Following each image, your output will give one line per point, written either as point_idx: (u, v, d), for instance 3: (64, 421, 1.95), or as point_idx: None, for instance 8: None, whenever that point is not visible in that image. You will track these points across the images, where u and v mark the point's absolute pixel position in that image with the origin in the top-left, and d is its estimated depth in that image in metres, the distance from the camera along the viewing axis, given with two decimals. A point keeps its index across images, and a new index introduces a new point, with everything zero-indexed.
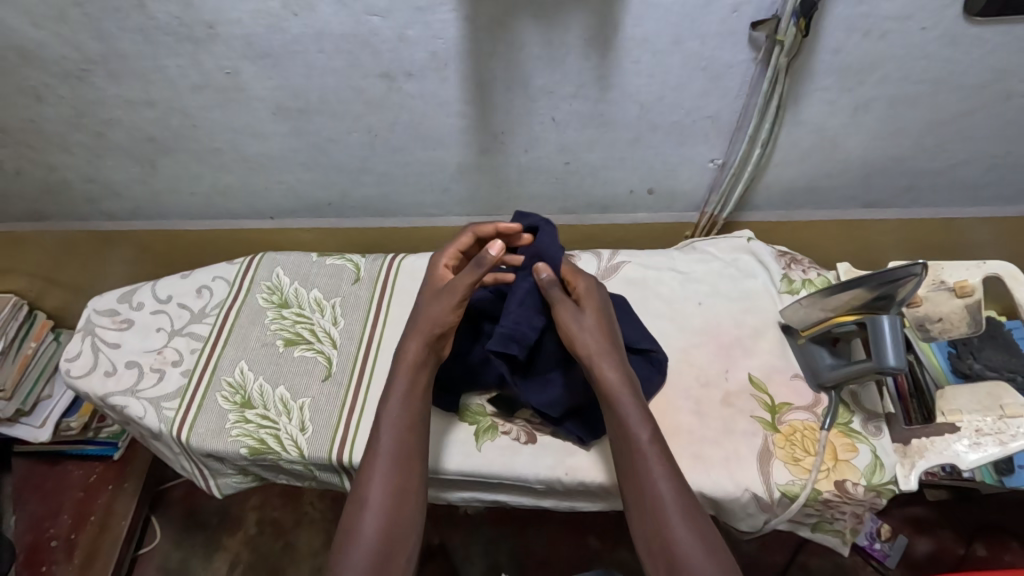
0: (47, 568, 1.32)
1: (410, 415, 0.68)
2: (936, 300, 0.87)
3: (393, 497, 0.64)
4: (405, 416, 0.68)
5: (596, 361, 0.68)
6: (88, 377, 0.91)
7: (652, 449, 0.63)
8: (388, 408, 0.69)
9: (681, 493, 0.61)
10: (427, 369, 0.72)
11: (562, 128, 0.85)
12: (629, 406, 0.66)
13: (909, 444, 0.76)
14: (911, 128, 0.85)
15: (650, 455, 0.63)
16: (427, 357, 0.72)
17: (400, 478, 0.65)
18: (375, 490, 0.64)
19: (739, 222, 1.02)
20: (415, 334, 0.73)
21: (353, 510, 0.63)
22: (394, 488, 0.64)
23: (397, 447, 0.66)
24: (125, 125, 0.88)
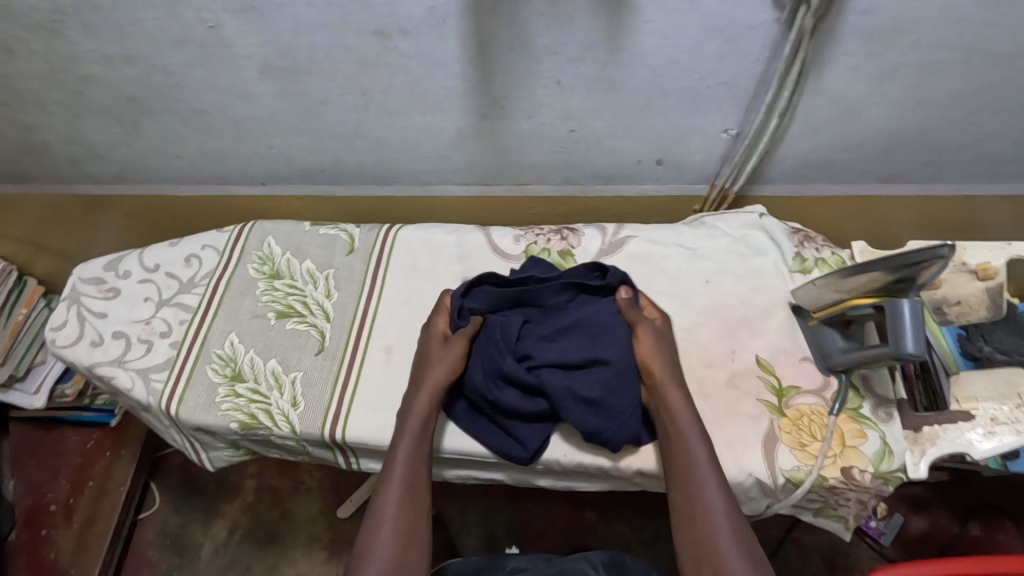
0: (47, 531, 1.33)
1: (420, 451, 0.71)
2: (955, 282, 0.84)
3: (401, 537, 0.66)
4: (418, 450, 0.71)
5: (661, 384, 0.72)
6: (74, 347, 0.88)
7: (705, 469, 0.66)
8: (405, 438, 0.71)
9: (731, 512, 0.64)
10: (435, 414, 0.74)
11: (568, 92, 0.80)
12: (691, 431, 0.68)
13: (919, 431, 0.73)
14: (939, 98, 0.79)
15: (704, 472, 0.66)
16: (434, 404, 0.74)
17: (409, 513, 0.67)
18: (389, 516, 0.66)
19: (749, 197, 0.98)
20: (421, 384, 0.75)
21: (371, 528, 0.66)
22: (407, 520, 0.67)
23: (406, 479, 0.69)
24: (104, 82, 0.83)
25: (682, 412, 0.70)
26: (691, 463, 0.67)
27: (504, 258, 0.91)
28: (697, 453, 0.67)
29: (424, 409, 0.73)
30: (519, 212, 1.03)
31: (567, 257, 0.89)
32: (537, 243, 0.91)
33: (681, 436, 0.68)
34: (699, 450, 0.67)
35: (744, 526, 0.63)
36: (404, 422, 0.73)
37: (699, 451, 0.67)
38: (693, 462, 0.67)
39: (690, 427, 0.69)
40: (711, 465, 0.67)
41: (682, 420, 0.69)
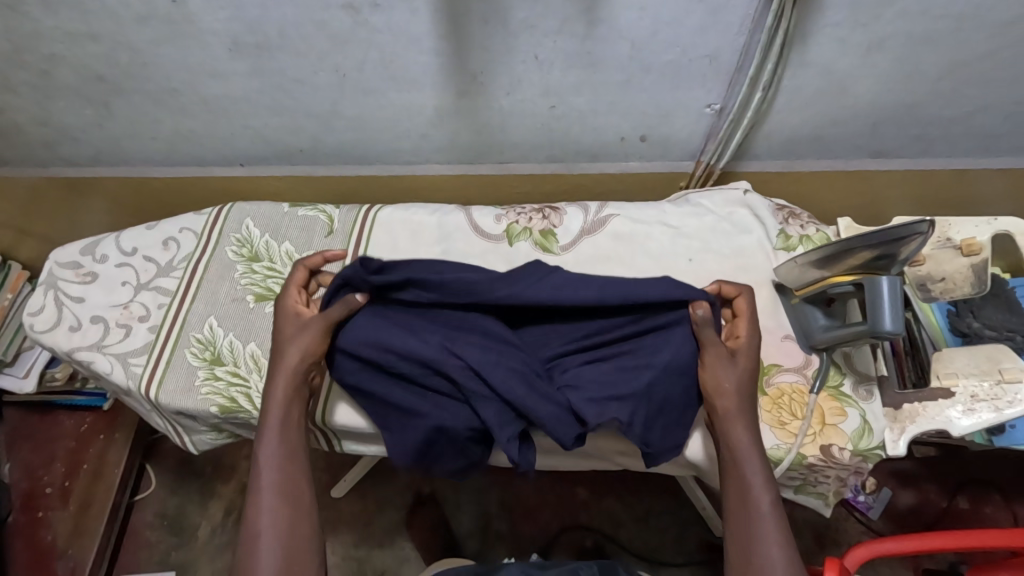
0: (44, 514, 1.33)
1: (289, 440, 0.69)
2: (940, 259, 0.84)
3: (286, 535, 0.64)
4: (285, 443, 0.69)
5: (715, 367, 0.68)
6: (53, 332, 0.87)
7: (771, 521, 0.61)
8: (267, 433, 0.69)
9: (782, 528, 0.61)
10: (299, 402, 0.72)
11: (546, 67, 0.78)
12: (754, 471, 0.64)
13: (900, 409, 0.73)
14: (926, 70, 0.77)
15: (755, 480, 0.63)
16: (298, 389, 0.72)
17: (292, 511, 0.65)
18: (263, 524, 0.64)
19: (736, 173, 0.96)
20: (280, 372, 0.72)
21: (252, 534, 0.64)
22: (286, 519, 0.65)
23: (282, 469, 0.67)
24: (71, 61, 0.81)
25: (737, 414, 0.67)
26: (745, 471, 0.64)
27: (486, 238, 0.89)
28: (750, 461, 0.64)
29: (276, 403, 0.70)
30: (502, 191, 1.02)
31: (549, 236, 0.88)
32: (519, 222, 0.89)
33: (736, 445, 0.65)
34: (767, 500, 0.62)
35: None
36: (268, 408, 0.70)
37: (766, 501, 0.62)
38: (756, 509, 0.62)
39: (756, 474, 0.64)
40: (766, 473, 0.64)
41: (745, 466, 0.64)
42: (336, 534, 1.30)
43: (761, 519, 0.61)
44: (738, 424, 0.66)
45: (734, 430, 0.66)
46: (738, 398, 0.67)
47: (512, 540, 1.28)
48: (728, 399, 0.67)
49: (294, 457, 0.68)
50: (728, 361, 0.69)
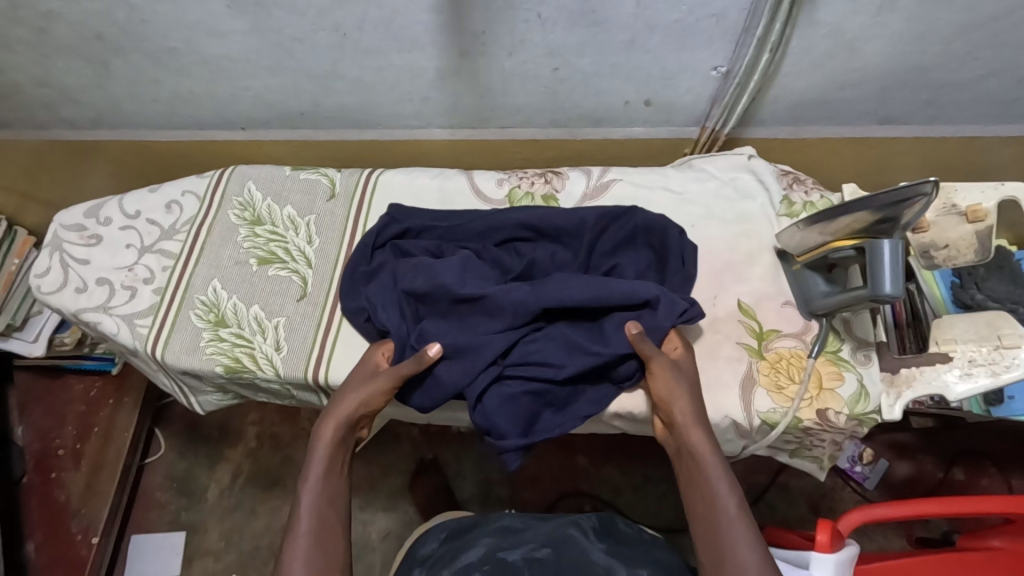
0: (57, 475, 1.37)
1: (330, 486, 0.69)
2: (943, 226, 0.83)
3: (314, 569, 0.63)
4: (323, 493, 0.68)
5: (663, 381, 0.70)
6: (59, 293, 0.88)
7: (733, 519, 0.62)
8: (307, 482, 0.68)
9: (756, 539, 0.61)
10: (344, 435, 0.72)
11: (549, 27, 0.76)
12: (717, 478, 0.64)
13: (897, 373, 0.73)
14: (938, 30, 0.76)
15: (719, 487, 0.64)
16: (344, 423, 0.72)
17: (324, 551, 0.64)
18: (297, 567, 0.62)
19: (741, 139, 0.95)
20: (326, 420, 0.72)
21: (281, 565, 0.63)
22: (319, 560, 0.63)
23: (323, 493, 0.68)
24: (67, 18, 0.80)
25: (698, 431, 0.67)
26: (711, 489, 0.64)
27: (487, 202, 0.89)
28: (716, 479, 0.64)
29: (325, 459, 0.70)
30: (505, 156, 1.01)
31: (551, 201, 0.88)
32: (521, 186, 0.89)
33: (701, 462, 0.66)
34: (728, 498, 0.63)
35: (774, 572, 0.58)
36: (308, 464, 0.70)
37: (729, 501, 0.63)
38: (719, 509, 0.63)
39: (717, 477, 0.64)
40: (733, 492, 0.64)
41: (707, 465, 0.65)
42: None
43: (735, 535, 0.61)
44: (692, 427, 0.68)
45: (692, 451, 0.67)
46: (685, 406, 0.68)
47: (513, 504, 1.31)
48: (677, 403, 0.69)
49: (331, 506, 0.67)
50: (675, 368, 0.71)
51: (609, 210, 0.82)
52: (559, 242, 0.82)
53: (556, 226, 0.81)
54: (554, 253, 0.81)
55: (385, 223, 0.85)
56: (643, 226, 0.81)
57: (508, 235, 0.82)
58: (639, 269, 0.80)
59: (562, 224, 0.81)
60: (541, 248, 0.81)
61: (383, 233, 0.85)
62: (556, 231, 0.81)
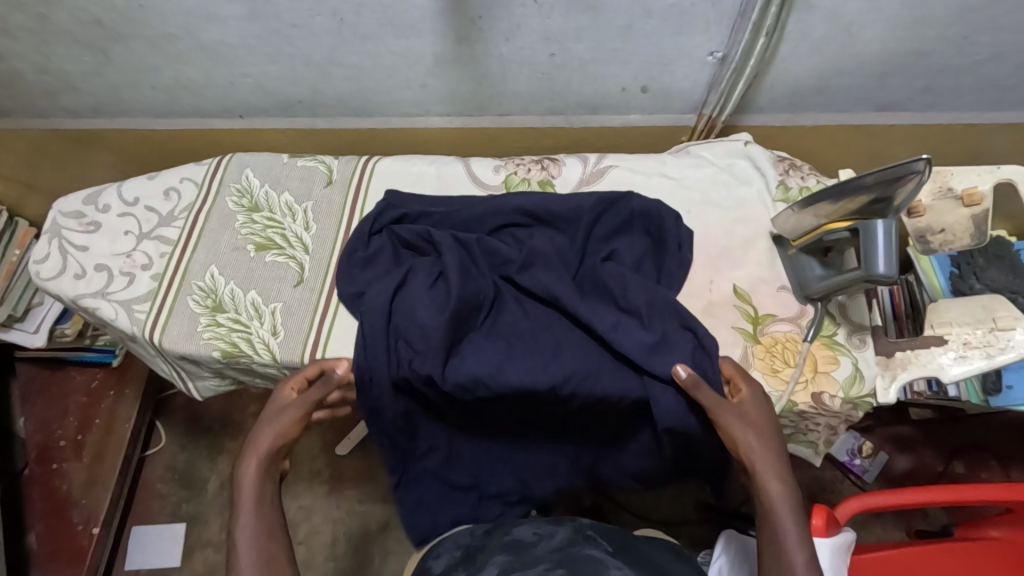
0: (58, 465, 1.38)
1: (266, 518, 0.62)
2: (940, 210, 0.84)
3: None
4: (258, 530, 0.60)
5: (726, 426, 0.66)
6: (58, 279, 0.89)
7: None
8: (240, 522, 0.61)
9: None
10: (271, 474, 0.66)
11: (546, 11, 0.76)
12: (792, 538, 0.58)
13: (891, 357, 0.73)
14: (935, 14, 0.75)
15: (795, 548, 0.58)
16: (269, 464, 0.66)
17: None
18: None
19: (738, 127, 0.95)
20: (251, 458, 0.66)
21: None
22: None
23: (259, 534, 0.60)
24: (66, 4, 0.80)
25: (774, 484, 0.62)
26: (785, 549, 0.58)
27: (484, 188, 0.89)
28: (791, 539, 0.58)
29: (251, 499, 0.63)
30: (503, 144, 1.02)
31: (547, 186, 0.88)
32: (518, 172, 0.89)
33: (775, 515, 0.60)
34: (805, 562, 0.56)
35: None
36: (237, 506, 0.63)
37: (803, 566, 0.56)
38: (791, 571, 0.57)
39: (791, 535, 0.59)
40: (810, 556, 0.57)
41: (782, 517, 0.60)
42: (341, 488, 1.34)
43: None
44: (767, 474, 0.63)
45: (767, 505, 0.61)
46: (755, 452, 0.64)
47: None
48: (755, 450, 0.64)
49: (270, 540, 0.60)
50: (742, 414, 0.67)
51: (606, 195, 0.82)
52: (557, 228, 0.82)
53: (553, 211, 0.81)
54: (552, 240, 0.81)
55: (382, 210, 0.86)
56: (639, 212, 0.81)
57: (506, 222, 0.82)
58: (637, 252, 0.80)
59: (558, 211, 0.81)
60: (537, 234, 0.82)
61: (380, 218, 0.85)
62: (553, 218, 0.81)
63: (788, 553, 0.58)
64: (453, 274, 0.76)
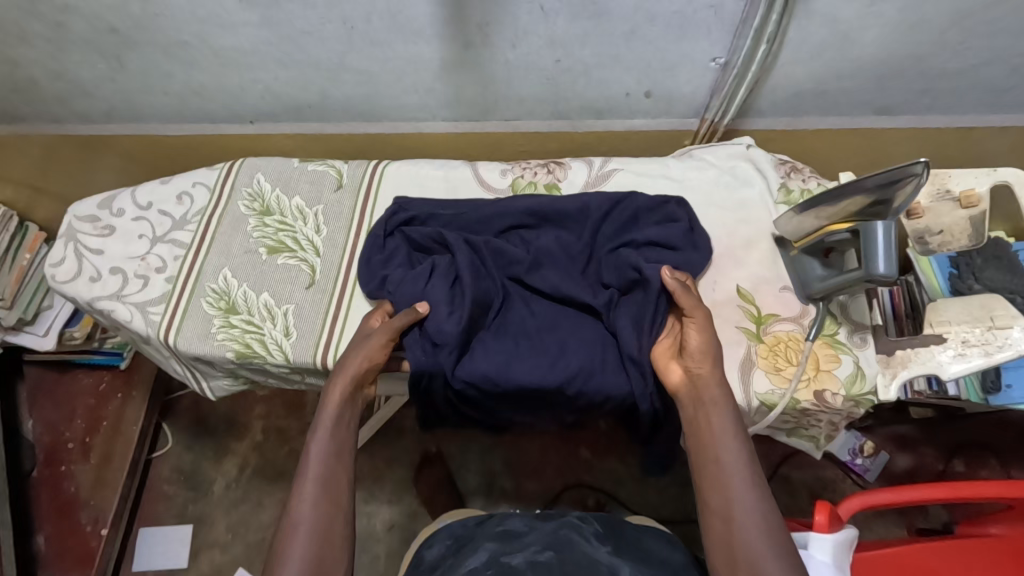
0: (67, 467, 1.39)
1: (337, 441, 0.70)
2: (939, 211, 0.89)
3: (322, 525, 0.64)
4: (328, 454, 0.68)
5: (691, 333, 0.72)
6: (74, 282, 0.90)
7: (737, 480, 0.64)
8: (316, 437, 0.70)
9: (764, 510, 0.62)
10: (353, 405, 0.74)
11: (552, 18, 0.78)
12: (730, 439, 0.66)
13: (892, 355, 0.75)
14: (932, 20, 0.77)
15: (731, 449, 0.65)
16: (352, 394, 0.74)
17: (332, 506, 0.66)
18: (306, 518, 0.64)
19: (740, 130, 0.97)
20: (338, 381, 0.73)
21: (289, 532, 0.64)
22: (324, 508, 0.65)
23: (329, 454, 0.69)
24: (83, 13, 0.82)
25: (718, 392, 0.69)
26: (717, 450, 0.66)
27: (491, 192, 0.91)
28: (728, 439, 0.66)
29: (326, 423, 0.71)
30: (508, 148, 1.04)
31: (553, 189, 0.90)
32: (524, 176, 0.91)
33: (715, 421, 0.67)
34: (735, 452, 0.65)
35: (774, 522, 0.62)
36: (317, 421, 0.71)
37: (734, 453, 0.65)
38: (722, 467, 0.65)
39: (729, 439, 0.66)
40: (745, 457, 0.65)
41: (722, 423, 0.67)
42: None
43: (736, 498, 0.63)
44: (713, 382, 0.69)
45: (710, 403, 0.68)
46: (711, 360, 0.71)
47: (516, 497, 1.32)
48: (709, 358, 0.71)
49: (339, 465, 0.68)
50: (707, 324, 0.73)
51: (611, 196, 0.83)
52: (564, 228, 0.84)
53: (559, 212, 0.83)
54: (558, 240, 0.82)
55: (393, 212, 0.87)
56: (644, 210, 0.83)
57: (514, 222, 0.84)
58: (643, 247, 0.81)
59: (564, 211, 0.83)
60: (543, 234, 0.83)
61: (391, 218, 0.87)
62: (559, 218, 0.83)
63: (723, 452, 0.65)
64: (466, 275, 0.78)
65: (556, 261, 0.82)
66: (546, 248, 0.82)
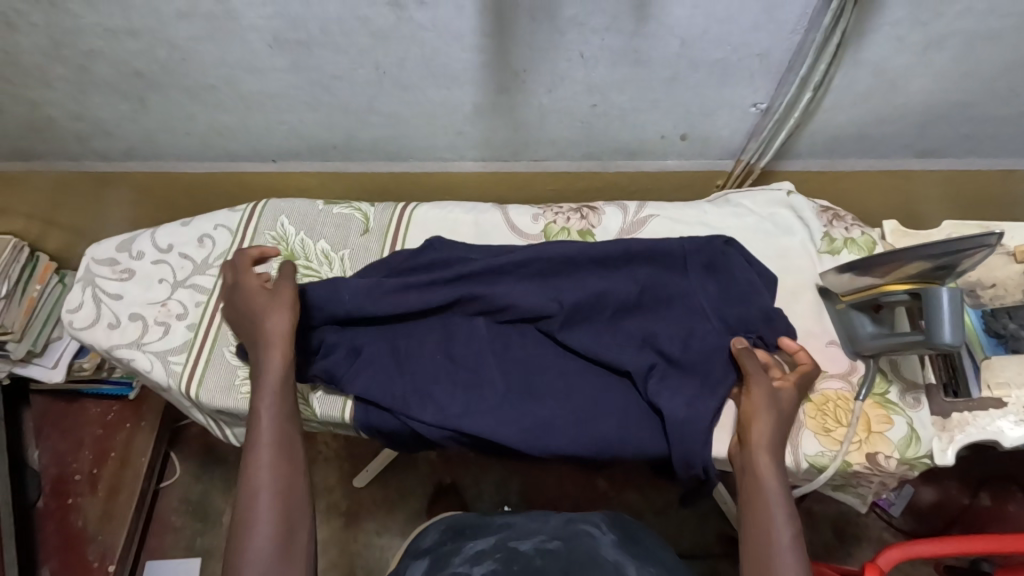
0: (74, 500, 1.36)
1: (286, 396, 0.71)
2: (991, 265, 0.83)
3: (285, 494, 0.65)
4: (280, 403, 0.70)
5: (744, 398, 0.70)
6: (92, 329, 0.88)
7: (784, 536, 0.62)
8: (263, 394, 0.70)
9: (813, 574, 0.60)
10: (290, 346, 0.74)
11: (591, 65, 0.76)
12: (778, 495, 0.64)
13: (948, 418, 0.73)
14: (983, 70, 0.75)
15: (778, 507, 0.63)
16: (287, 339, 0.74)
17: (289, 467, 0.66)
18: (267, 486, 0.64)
19: (776, 173, 0.95)
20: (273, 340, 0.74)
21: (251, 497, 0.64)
22: (284, 472, 0.66)
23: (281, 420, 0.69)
24: (108, 57, 0.80)
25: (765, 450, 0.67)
26: (764, 506, 0.64)
27: (523, 237, 0.89)
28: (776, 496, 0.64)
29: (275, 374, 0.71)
30: (535, 188, 1.01)
31: (587, 236, 0.88)
32: (557, 222, 0.89)
33: (765, 481, 0.65)
34: (782, 508, 0.63)
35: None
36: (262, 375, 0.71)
37: (781, 509, 0.63)
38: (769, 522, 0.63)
39: (776, 494, 0.64)
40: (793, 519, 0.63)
41: (769, 481, 0.65)
42: (358, 522, 1.30)
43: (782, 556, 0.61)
44: (763, 437, 0.68)
45: (759, 452, 0.67)
46: (765, 419, 0.68)
47: None
48: (760, 414, 0.69)
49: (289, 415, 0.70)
50: (769, 395, 0.70)
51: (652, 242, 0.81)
52: (603, 271, 0.81)
53: (600, 255, 0.80)
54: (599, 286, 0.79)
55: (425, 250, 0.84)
56: (692, 252, 0.80)
57: (551, 267, 0.81)
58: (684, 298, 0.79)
59: (603, 256, 0.81)
60: (583, 280, 0.80)
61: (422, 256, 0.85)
62: (597, 262, 0.81)
63: (768, 510, 0.63)
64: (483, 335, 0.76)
65: (594, 309, 0.78)
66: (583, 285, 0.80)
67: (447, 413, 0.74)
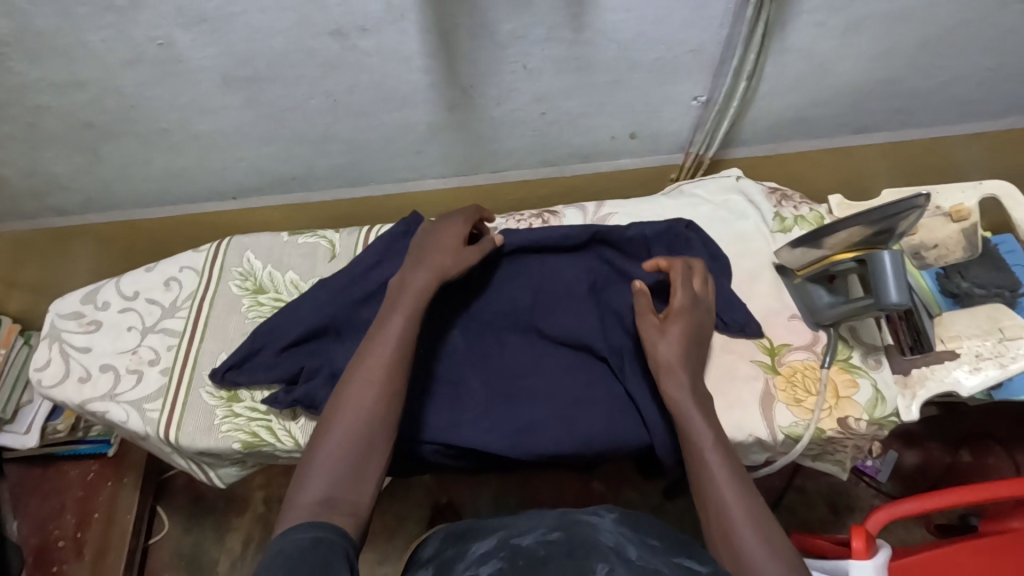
0: (59, 568, 1.31)
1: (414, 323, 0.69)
2: (931, 227, 0.88)
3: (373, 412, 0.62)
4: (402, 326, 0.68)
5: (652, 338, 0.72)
6: (62, 385, 0.86)
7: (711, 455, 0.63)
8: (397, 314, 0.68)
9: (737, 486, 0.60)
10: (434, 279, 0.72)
11: (536, 75, 0.79)
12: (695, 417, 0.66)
13: (909, 374, 0.76)
14: (902, 47, 0.80)
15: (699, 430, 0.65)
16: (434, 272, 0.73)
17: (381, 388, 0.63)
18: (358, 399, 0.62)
19: (726, 160, 0.98)
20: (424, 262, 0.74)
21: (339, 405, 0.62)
22: (378, 390, 0.63)
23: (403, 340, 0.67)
24: (57, 111, 0.80)
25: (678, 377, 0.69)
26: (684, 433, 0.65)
27: None
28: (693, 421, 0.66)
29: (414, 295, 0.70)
30: (497, 199, 1.03)
31: None
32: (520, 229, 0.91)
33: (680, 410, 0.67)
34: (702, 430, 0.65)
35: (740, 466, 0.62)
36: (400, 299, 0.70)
37: (702, 433, 0.64)
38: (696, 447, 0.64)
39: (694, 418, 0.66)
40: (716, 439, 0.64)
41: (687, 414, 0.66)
42: None
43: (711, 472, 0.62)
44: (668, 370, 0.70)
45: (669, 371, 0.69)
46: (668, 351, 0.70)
47: None
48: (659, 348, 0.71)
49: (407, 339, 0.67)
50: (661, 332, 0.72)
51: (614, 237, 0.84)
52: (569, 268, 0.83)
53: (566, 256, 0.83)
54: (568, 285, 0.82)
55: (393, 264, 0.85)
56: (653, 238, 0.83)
57: (523, 271, 0.83)
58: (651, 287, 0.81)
59: (569, 256, 0.83)
60: (551, 279, 0.83)
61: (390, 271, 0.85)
62: (563, 264, 0.83)
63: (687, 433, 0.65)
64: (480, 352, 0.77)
65: (566, 307, 0.81)
66: (556, 286, 0.82)
67: (433, 427, 0.75)
